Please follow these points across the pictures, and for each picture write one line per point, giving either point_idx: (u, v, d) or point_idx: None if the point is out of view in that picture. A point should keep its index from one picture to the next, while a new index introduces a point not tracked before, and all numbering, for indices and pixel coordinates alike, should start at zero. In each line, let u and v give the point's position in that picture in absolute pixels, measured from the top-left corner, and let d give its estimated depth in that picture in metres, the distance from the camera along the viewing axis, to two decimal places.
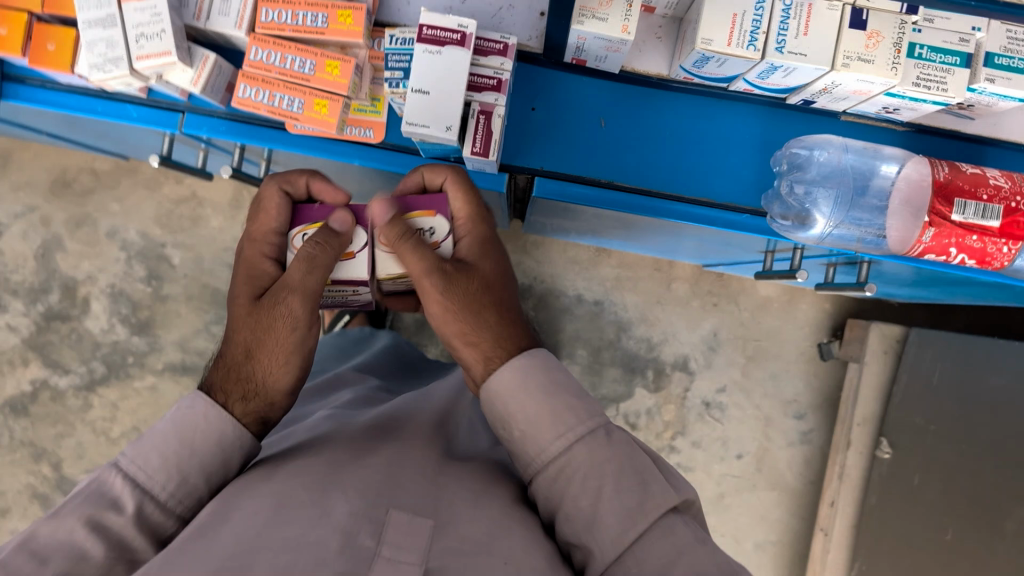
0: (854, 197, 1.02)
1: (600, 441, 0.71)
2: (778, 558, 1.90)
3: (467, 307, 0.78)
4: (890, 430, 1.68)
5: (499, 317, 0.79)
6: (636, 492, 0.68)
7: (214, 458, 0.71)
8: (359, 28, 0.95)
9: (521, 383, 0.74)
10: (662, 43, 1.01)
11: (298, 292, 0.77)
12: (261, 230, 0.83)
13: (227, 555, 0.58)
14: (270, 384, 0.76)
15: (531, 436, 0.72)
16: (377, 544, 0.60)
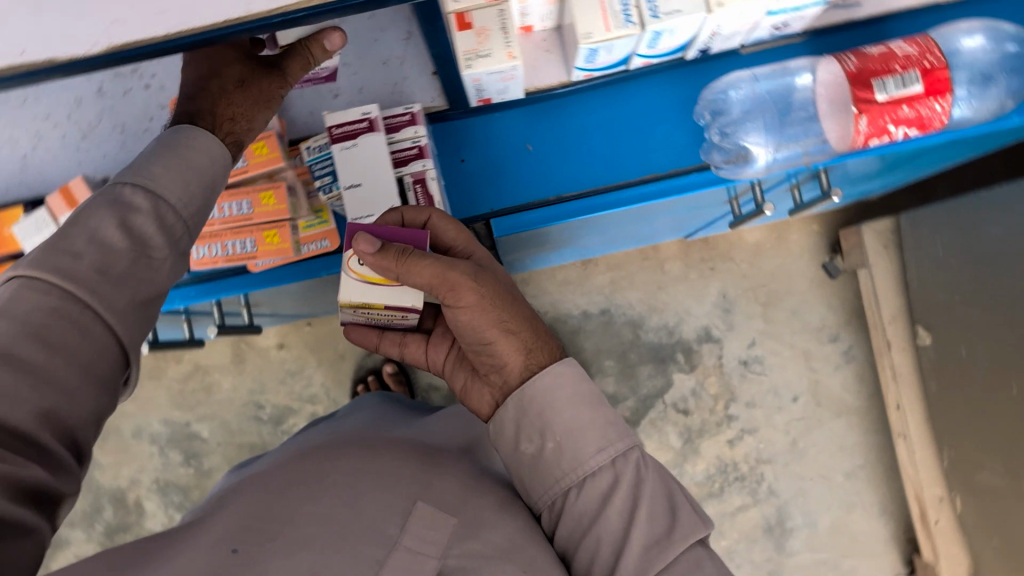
0: (782, 118, 1.07)
1: (634, 458, 0.81)
2: (874, 479, 1.88)
3: (502, 297, 0.85)
4: (921, 316, 1.69)
5: (527, 309, 0.88)
6: (668, 518, 0.77)
7: (207, 170, 0.78)
8: (276, 153, 0.99)
9: (563, 395, 0.83)
10: (552, 53, 1.05)
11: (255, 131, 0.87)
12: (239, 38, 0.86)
13: (256, 513, 0.72)
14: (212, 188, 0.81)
15: (574, 447, 0.81)
16: (400, 533, 0.72)
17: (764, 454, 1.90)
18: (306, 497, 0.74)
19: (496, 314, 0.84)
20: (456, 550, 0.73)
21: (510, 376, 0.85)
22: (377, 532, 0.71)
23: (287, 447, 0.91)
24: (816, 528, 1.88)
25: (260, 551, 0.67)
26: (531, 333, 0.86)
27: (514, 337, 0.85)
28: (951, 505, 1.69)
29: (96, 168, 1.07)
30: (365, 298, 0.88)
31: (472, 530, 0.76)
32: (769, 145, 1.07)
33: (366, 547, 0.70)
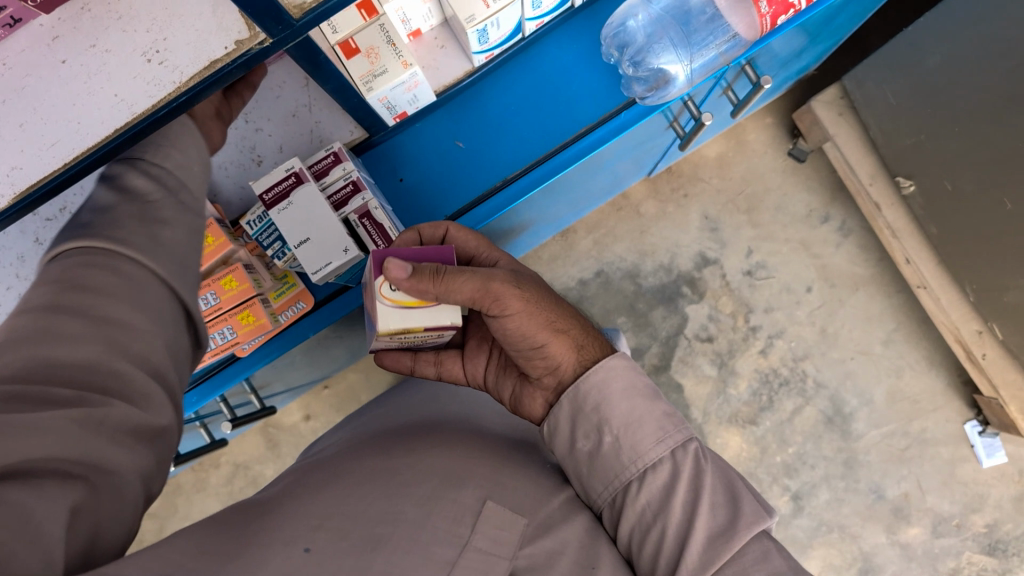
0: (684, 27, 1.05)
1: (695, 448, 0.81)
2: (911, 337, 1.87)
3: (543, 301, 0.88)
4: (897, 167, 1.67)
5: (571, 314, 0.91)
6: (731, 507, 0.77)
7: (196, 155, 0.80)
8: (221, 237, 0.99)
9: (622, 390, 0.84)
10: (449, 48, 1.03)
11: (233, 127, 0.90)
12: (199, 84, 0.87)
13: (335, 513, 0.67)
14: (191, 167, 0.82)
15: (633, 440, 0.82)
16: (472, 533, 0.70)
17: (800, 351, 1.89)
18: (381, 495, 0.70)
19: (542, 318, 0.87)
20: (528, 549, 0.73)
21: (565, 375, 0.88)
22: (447, 535, 0.69)
23: (346, 437, 0.91)
24: (874, 404, 1.87)
25: (332, 551, 0.63)
26: (580, 334, 0.90)
27: (565, 339, 0.88)
28: (992, 335, 1.66)
29: None
30: (403, 322, 0.85)
31: (545, 529, 0.76)
32: (684, 60, 1.04)
33: (436, 547, 0.67)
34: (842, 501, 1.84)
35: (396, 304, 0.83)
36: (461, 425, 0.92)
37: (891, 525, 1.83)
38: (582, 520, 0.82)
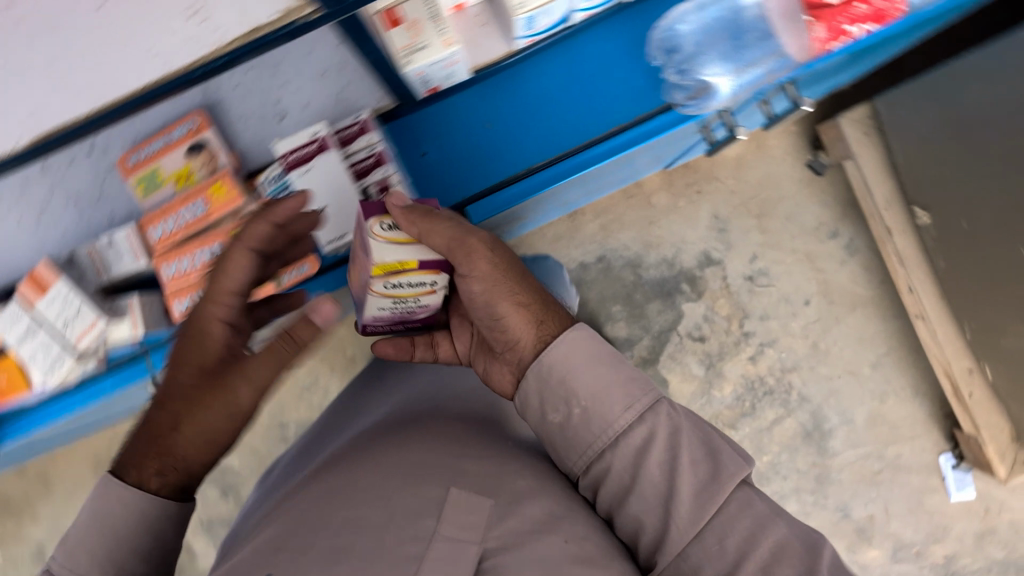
0: (735, 41, 1.00)
1: (666, 406, 0.81)
2: (901, 363, 1.87)
3: (515, 271, 0.85)
4: (915, 197, 1.65)
5: (538, 283, 0.87)
6: (711, 463, 0.78)
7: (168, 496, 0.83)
8: (234, 190, 0.99)
9: (584, 356, 0.82)
10: (489, 27, 0.98)
11: (249, 387, 0.83)
12: (221, 290, 0.84)
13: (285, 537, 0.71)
14: (186, 460, 0.83)
15: (604, 414, 0.80)
16: (438, 523, 0.70)
17: (788, 363, 1.89)
18: (341, 504, 0.73)
19: (512, 284, 0.84)
20: (498, 530, 0.71)
21: (525, 352, 0.84)
22: (410, 529, 0.69)
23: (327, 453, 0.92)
24: (854, 424, 1.88)
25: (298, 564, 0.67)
26: (544, 300, 0.86)
27: (531, 308, 0.85)
28: (982, 375, 1.67)
29: (60, 246, 1.07)
30: (395, 257, 0.84)
31: (510, 508, 0.74)
32: (730, 73, 1.01)
33: (401, 546, 0.68)
34: (808, 514, 1.88)
35: (384, 241, 0.83)
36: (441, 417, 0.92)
37: (853, 544, 1.88)
38: (562, 496, 0.81)
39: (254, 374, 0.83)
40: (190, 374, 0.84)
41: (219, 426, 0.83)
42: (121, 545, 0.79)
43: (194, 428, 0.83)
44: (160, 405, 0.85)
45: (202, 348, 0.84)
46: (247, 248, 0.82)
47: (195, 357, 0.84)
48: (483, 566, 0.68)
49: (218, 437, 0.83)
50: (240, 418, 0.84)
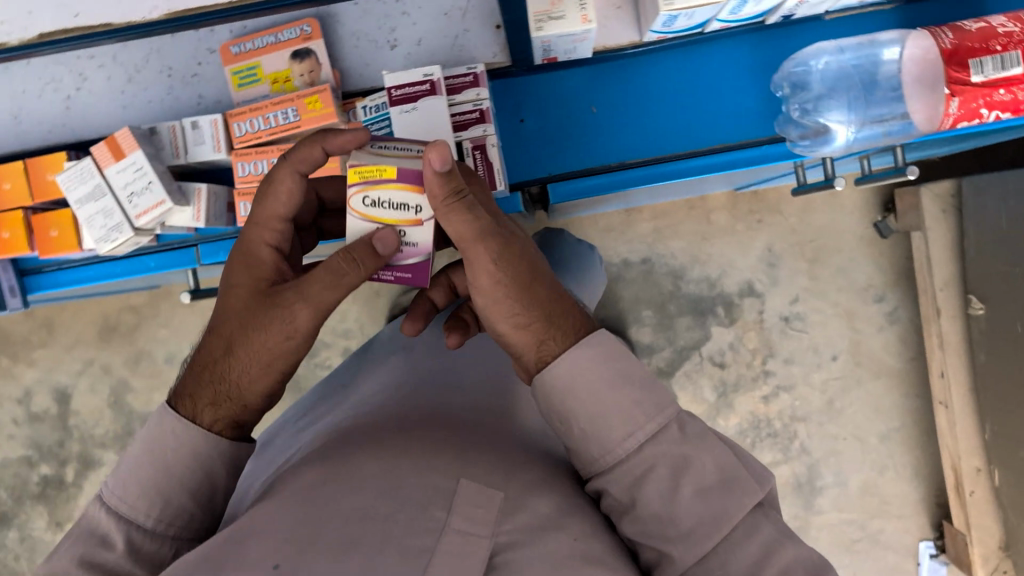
0: (866, 93, 1.02)
1: (674, 436, 0.66)
2: (908, 442, 1.86)
3: (523, 284, 0.71)
4: (975, 285, 1.62)
5: (551, 294, 0.73)
6: (720, 496, 0.65)
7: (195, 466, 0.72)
8: (330, 108, 0.95)
9: (587, 388, 0.67)
10: (623, 11, 0.99)
11: (309, 306, 0.72)
12: (266, 214, 0.77)
13: (292, 523, 0.62)
14: (245, 385, 0.73)
15: (602, 432, 0.67)
16: (448, 515, 0.63)
17: (799, 412, 1.88)
18: (341, 489, 0.65)
19: (508, 301, 0.72)
20: (508, 525, 0.64)
21: (529, 366, 0.72)
22: (420, 521, 0.62)
23: (327, 431, 0.85)
24: (846, 488, 1.87)
25: (303, 559, 0.58)
26: (551, 321, 0.71)
27: (524, 330, 0.71)
28: (989, 478, 1.66)
29: (138, 118, 1.04)
30: (373, 160, 0.76)
31: (518, 502, 0.67)
32: (851, 123, 1.04)
33: (411, 538, 0.60)
34: None
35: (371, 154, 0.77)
36: (450, 411, 0.84)
37: None
38: (574, 495, 0.73)
39: (313, 294, 0.72)
40: (243, 296, 0.76)
41: (273, 345, 0.73)
42: (171, 479, 0.71)
43: (255, 352, 0.73)
44: (212, 332, 0.76)
45: (253, 271, 0.76)
46: (296, 168, 0.75)
47: (246, 279, 0.76)
48: (494, 563, 0.61)
49: (279, 360, 0.74)
50: (304, 341, 0.74)
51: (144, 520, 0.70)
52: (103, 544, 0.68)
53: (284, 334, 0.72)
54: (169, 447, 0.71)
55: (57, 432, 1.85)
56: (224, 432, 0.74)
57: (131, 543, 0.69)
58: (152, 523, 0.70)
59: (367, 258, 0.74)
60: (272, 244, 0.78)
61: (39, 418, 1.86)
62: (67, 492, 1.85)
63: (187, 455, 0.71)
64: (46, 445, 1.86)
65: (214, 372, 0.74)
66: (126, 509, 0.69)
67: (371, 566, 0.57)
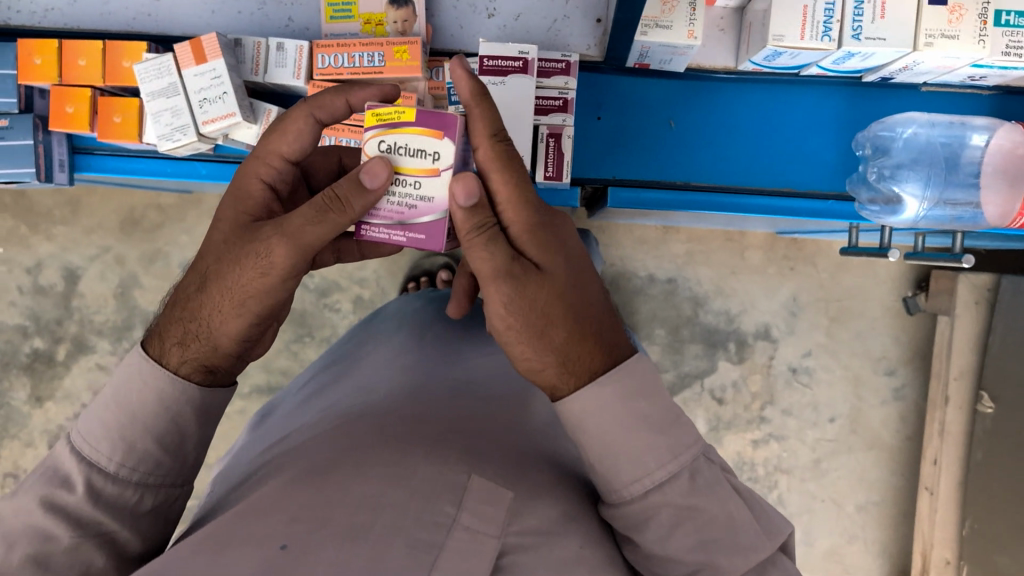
0: (947, 172, 1.01)
1: (682, 485, 0.63)
2: (882, 519, 1.86)
3: (532, 328, 0.64)
4: (989, 384, 1.62)
5: (567, 341, 0.64)
6: (709, 550, 0.64)
7: (162, 422, 0.66)
8: (416, 63, 0.95)
9: (599, 439, 0.64)
10: (726, 35, 0.99)
11: (286, 241, 0.63)
12: (267, 148, 0.71)
13: (300, 506, 0.63)
14: (215, 327, 0.67)
15: (610, 470, 0.64)
16: (457, 512, 0.63)
17: (784, 464, 1.85)
18: (349, 473, 0.66)
19: (518, 340, 0.65)
20: (517, 527, 0.65)
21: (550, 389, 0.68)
22: (428, 515, 0.62)
23: (342, 401, 0.85)
24: (811, 549, 1.86)
25: (312, 543, 0.58)
26: (564, 368, 0.64)
27: (536, 372, 0.65)
28: (956, 572, 1.68)
29: (227, 26, 1.04)
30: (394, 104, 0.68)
31: (527, 505, 0.68)
32: (924, 199, 1.02)
33: (419, 530, 0.61)
34: None
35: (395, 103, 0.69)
36: (467, 404, 0.83)
37: None
38: (579, 500, 0.74)
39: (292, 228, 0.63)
40: (223, 229, 0.69)
41: (247, 280, 0.65)
42: (136, 424, 0.65)
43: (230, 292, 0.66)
44: (197, 267, 0.71)
45: (241, 205, 0.69)
46: (310, 111, 0.69)
47: (232, 212, 0.69)
48: (500, 563, 0.62)
49: (253, 298, 0.66)
50: (282, 279, 0.65)
51: (106, 464, 0.64)
52: (63, 485, 0.63)
53: (260, 265, 0.64)
54: (132, 389, 0.66)
55: (57, 310, 1.82)
56: (192, 375, 0.68)
57: (92, 487, 0.64)
58: (115, 468, 0.65)
59: (354, 199, 0.63)
60: (267, 182, 0.71)
61: (43, 292, 1.82)
62: (54, 370, 1.82)
63: (152, 400, 0.66)
64: (44, 318, 1.82)
65: (189, 310, 0.69)
66: (90, 450, 0.64)
67: (380, 556, 0.57)
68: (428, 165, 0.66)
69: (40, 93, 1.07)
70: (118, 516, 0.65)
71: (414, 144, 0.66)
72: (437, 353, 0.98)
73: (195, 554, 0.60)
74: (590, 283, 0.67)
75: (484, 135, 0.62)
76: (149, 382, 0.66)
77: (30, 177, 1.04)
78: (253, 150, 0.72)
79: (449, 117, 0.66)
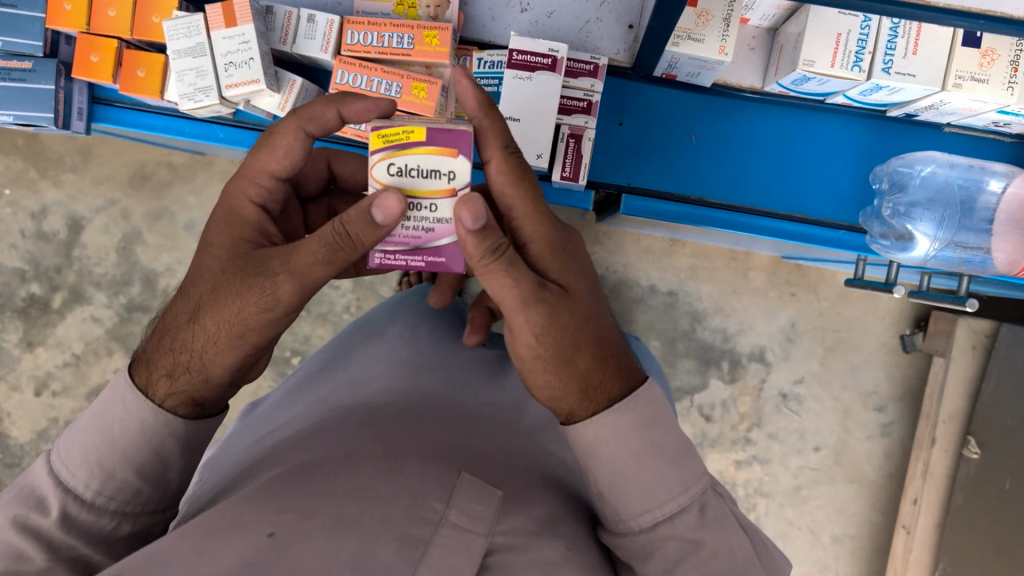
0: (962, 215, 1.04)
1: (692, 518, 0.63)
2: (856, 552, 1.84)
3: (560, 355, 0.63)
4: (977, 429, 1.62)
5: (591, 365, 0.64)
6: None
7: (143, 453, 0.63)
8: (446, 49, 0.95)
9: (617, 468, 0.63)
10: (755, 54, 0.99)
11: (296, 278, 0.61)
12: (256, 168, 0.69)
13: (291, 496, 0.63)
14: (208, 360, 0.63)
15: (618, 501, 0.64)
16: (446, 508, 0.63)
17: (764, 487, 1.85)
18: (339, 463, 0.67)
19: (541, 369, 0.64)
20: (505, 526, 0.65)
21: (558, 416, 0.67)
22: (417, 511, 0.62)
23: (338, 394, 0.85)
24: None
25: (300, 531, 0.59)
26: (587, 393, 0.64)
27: (557, 399, 0.64)
28: None
29: None
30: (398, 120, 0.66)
31: (515, 504, 0.68)
32: (936, 239, 1.05)
33: (407, 524, 0.60)
34: None
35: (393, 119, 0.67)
36: (462, 403, 0.83)
37: None
38: (564, 502, 0.73)
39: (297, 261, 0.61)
40: (219, 256, 0.65)
41: (244, 316, 0.62)
42: (115, 453, 0.62)
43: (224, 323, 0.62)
44: (183, 291, 0.67)
45: (232, 229, 0.66)
46: (300, 125, 0.67)
47: (225, 237, 0.66)
48: (486, 562, 0.61)
49: (251, 332, 0.62)
50: (283, 315, 0.62)
51: (82, 491, 0.62)
52: (37, 508, 0.61)
53: (263, 301, 0.61)
54: (114, 417, 0.63)
55: (58, 258, 1.82)
56: (179, 408, 0.64)
57: (66, 514, 0.61)
58: (92, 496, 0.62)
59: (365, 235, 0.60)
60: (257, 203, 0.69)
61: (46, 238, 1.82)
62: (48, 318, 1.82)
63: (134, 429, 0.63)
64: (44, 265, 1.82)
65: (176, 339, 0.65)
66: (67, 475, 0.62)
67: (369, 549, 0.58)
68: (444, 186, 0.65)
69: (66, 40, 1.08)
70: (93, 543, 0.62)
71: (428, 164, 0.65)
72: (434, 352, 0.98)
73: (184, 537, 0.60)
74: (600, 301, 0.68)
75: (496, 149, 0.64)
76: (131, 412, 0.63)
77: (47, 122, 1.04)
78: (241, 168, 0.69)
79: (459, 133, 0.65)
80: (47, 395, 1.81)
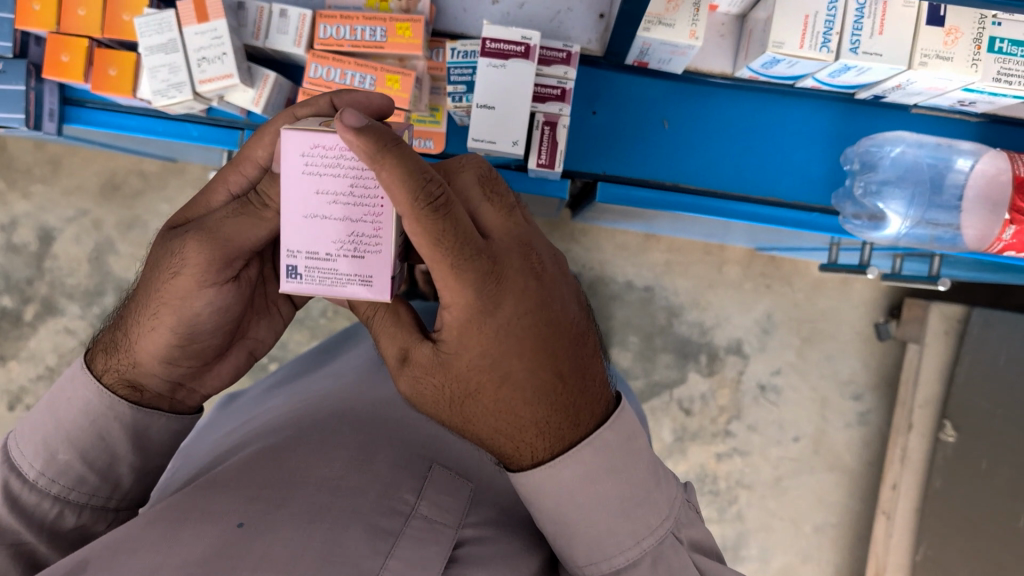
0: (932, 193, 1.07)
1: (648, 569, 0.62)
2: (838, 540, 1.85)
3: (451, 414, 0.59)
4: (954, 413, 1.64)
5: (500, 428, 0.58)
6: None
7: (86, 434, 0.65)
8: (418, 40, 0.95)
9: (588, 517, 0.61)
10: (725, 41, 1.01)
11: (203, 239, 0.61)
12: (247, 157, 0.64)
13: (263, 484, 0.63)
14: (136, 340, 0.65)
15: (564, 549, 0.63)
16: (416, 502, 0.64)
17: (745, 479, 1.85)
18: (311, 451, 0.68)
19: (526, 382, 0.57)
20: (474, 518, 0.67)
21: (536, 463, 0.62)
22: (388, 501, 0.63)
23: (304, 394, 0.84)
24: (766, 566, 1.85)
25: (266, 521, 0.59)
26: (582, 380, 0.59)
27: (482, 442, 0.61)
28: None
29: None
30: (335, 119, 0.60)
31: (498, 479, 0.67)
32: (907, 217, 1.08)
33: (378, 516, 0.62)
34: None
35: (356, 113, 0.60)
36: None
37: None
38: None
39: (222, 231, 0.62)
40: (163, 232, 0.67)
41: (165, 288, 0.63)
42: (60, 434, 0.65)
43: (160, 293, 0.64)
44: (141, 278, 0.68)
45: (187, 209, 0.66)
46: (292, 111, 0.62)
47: (178, 216, 0.67)
48: (457, 553, 0.62)
49: (171, 305, 0.63)
50: (196, 282, 0.62)
51: (28, 469, 0.65)
52: None
53: (178, 269, 0.62)
54: (63, 396, 0.66)
55: (29, 269, 1.79)
56: (117, 388, 0.66)
57: (10, 491, 0.64)
58: (35, 475, 0.65)
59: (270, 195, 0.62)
60: (236, 193, 0.65)
61: (16, 250, 1.79)
62: (20, 330, 1.79)
63: (77, 409, 0.65)
64: (14, 277, 1.79)
65: (126, 319, 0.67)
66: (16, 454, 0.65)
67: (337, 539, 0.58)
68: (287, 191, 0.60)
69: (36, 41, 1.07)
70: (36, 528, 0.65)
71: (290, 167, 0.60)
72: None
73: (151, 525, 0.60)
74: (527, 359, 0.57)
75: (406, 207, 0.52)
76: (79, 393, 0.65)
77: (17, 123, 1.03)
78: None
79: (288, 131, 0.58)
80: (20, 410, 1.78)
